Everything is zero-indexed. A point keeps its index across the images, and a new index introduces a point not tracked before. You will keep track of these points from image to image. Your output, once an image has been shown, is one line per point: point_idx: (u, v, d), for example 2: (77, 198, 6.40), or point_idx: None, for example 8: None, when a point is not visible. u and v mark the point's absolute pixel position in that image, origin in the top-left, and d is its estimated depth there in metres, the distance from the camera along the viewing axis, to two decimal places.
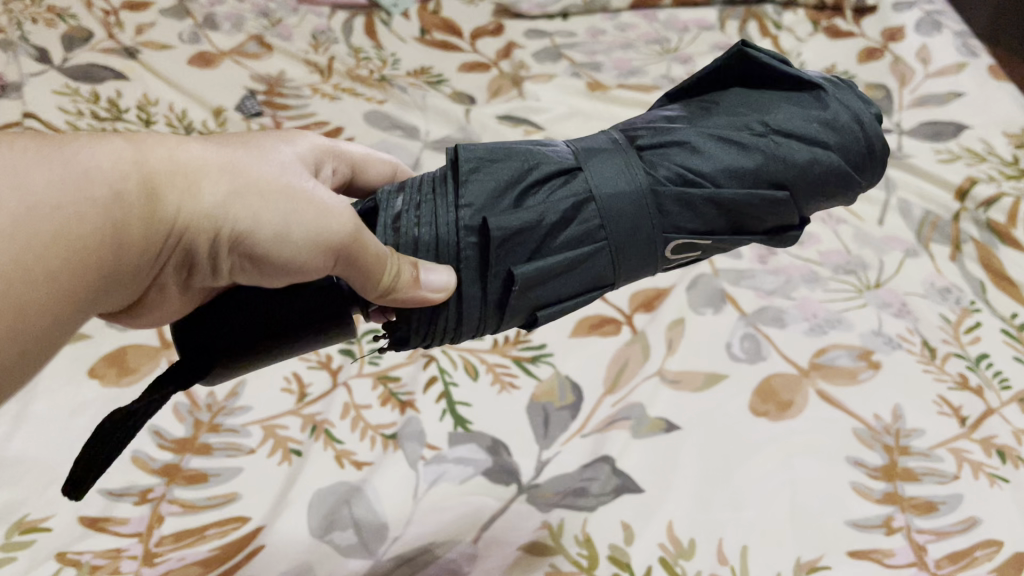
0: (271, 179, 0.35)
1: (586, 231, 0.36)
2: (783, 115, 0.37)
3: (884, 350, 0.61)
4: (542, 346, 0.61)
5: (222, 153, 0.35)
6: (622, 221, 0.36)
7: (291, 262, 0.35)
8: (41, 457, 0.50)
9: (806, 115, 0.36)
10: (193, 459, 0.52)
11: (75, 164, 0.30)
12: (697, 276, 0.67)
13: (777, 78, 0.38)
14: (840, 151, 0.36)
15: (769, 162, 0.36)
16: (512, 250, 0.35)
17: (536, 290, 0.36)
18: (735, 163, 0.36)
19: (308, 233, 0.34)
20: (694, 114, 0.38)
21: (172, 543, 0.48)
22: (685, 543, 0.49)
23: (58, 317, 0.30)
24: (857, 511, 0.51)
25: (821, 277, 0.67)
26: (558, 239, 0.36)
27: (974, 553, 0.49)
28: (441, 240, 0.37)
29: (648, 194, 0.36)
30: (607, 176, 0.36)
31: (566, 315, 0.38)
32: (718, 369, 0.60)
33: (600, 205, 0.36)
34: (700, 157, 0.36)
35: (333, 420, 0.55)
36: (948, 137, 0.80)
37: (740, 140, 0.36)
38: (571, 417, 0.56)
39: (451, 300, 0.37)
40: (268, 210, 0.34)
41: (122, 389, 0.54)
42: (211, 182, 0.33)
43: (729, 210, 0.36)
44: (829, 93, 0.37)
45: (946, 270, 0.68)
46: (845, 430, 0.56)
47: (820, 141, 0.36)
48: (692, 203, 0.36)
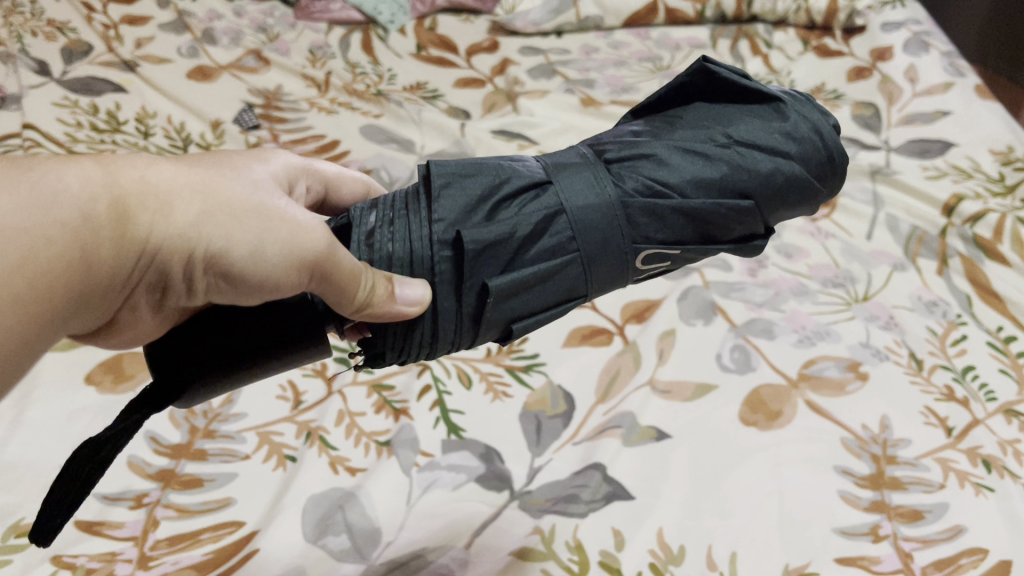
0: (244, 200, 0.36)
1: (559, 243, 0.37)
2: (745, 127, 0.38)
3: (872, 362, 0.62)
4: (534, 355, 0.62)
5: (194, 173, 0.35)
6: (592, 233, 0.37)
7: (267, 279, 0.35)
8: (37, 461, 0.51)
9: (768, 127, 0.38)
10: (187, 464, 0.52)
11: (43, 188, 0.31)
12: (689, 288, 0.68)
13: (738, 91, 0.39)
14: (800, 161, 0.38)
15: (735, 172, 0.37)
16: (486, 263, 0.36)
17: (511, 303, 0.37)
18: (702, 173, 0.37)
19: (281, 251, 0.35)
20: (658, 129, 0.40)
21: (166, 547, 0.48)
22: (675, 550, 0.50)
23: (24, 338, 0.31)
24: (844, 519, 0.52)
25: (810, 291, 0.68)
26: (530, 252, 0.37)
27: (959, 561, 0.50)
28: (416, 254, 0.37)
29: (620, 207, 0.37)
30: (577, 189, 0.37)
31: (541, 327, 0.39)
32: (708, 379, 0.61)
33: (571, 216, 0.37)
34: (667, 170, 0.37)
35: (328, 427, 0.55)
36: (936, 154, 0.81)
37: (706, 152, 0.38)
38: (563, 425, 0.57)
39: (427, 314, 0.37)
40: (241, 230, 0.35)
41: (119, 396, 0.55)
42: (184, 203, 0.34)
43: (698, 220, 0.38)
44: (788, 105, 0.39)
45: (934, 284, 0.69)
46: (834, 440, 0.57)
47: (782, 150, 0.38)
48: (661, 214, 0.37)
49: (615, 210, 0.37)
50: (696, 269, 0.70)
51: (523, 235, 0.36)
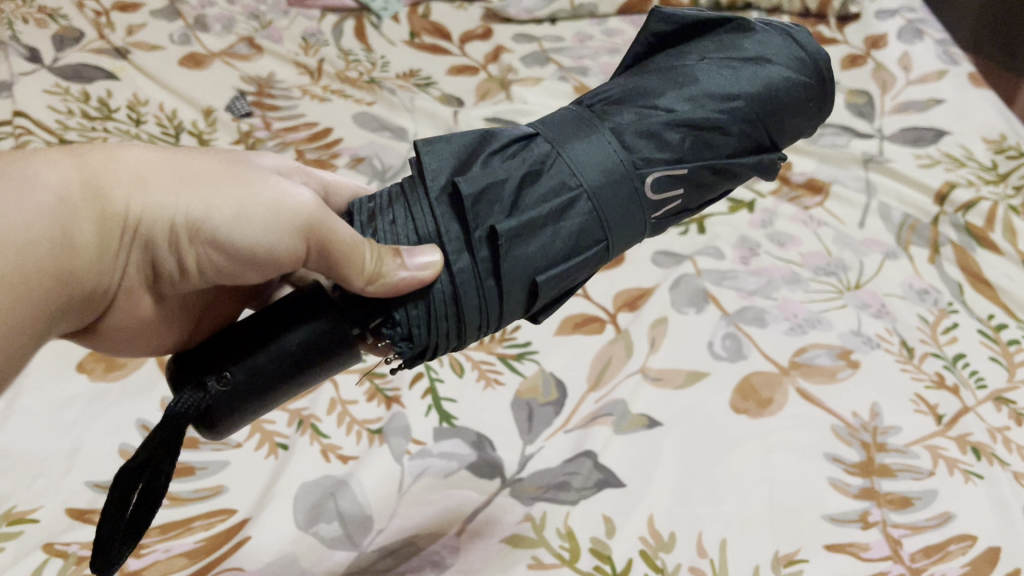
0: (219, 171, 0.37)
1: (559, 180, 0.36)
2: (717, 48, 0.39)
3: (863, 350, 0.62)
4: (527, 343, 0.62)
5: (166, 151, 0.37)
6: (591, 165, 0.37)
7: (258, 242, 0.36)
8: (29, 449, 0.51)
9: (740, 41, 0.40)
10: (179, 453, 0.52)
11: (18, 175, 0.32)
12: (681, 276, 0.68)
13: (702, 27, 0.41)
14: (779, 62, 0.39)
15: (717, 80, 0.38)
16: (490, 207, 0.36)
17: (523, 246, 0.36)
18: (683, 90, 0.38)
19: (266, 212, 0.36)
20: (633, 73, 0.41)
21: (158, 535, 0.48)
22: (665, 537, 0.50)
23: (15, 322, 0.32)
24: (834, 506, 0.52)
25: (802, 279, 0.68)
26: (532, 192, 0.36)
27: (948, 547, 0.51)
28: (420, 222, 0.37)
29: (611, 137, 0.37)
30: (565, 131, 0.38)
31: (566, 281, 0.37)
32: (699, 368, 0.61)
33: (563, 153, 0.37)
34: (650, 98, 0.38)
35: (319, 415, 0.55)
36: (929, 142, 0.81)
37: (684, 71, 0.39)
38: (555, 412, 0.57)
39: (441, 277, 0.36)
40: (220, 193, 0.36)
41: (111, 384, 0.55)
42: (157, 177, 0.35)
43: (698, 134, 0.38)
44: (753, 22, 0.41)
45: (925, 272, 0.69)
46: (824, 427, 0.57)
47: (760, 54, 0.39)
48: (656, 133, 0.37)
49: (606, 136, 0.37)
50: (689, 257, 0.70)
51: (519, 174, 0.36)
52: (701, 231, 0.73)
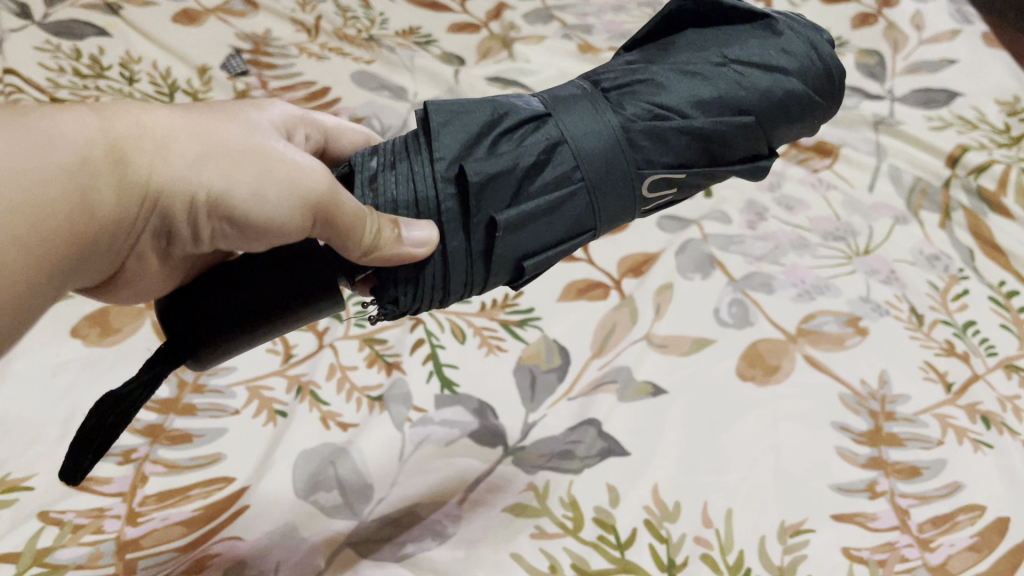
0: (240, 143, 0.35)
1: (563, 173, 0.35)
2: (740, 47, 0.37)
3: (872, 317, 0.61)
4: (529, 310, 0.61)
5: (188, 119, 0.35)
6: (597, 160, 0.36)
7: (270, 222, 0.35)
8: (24, 416, 0.50)
9: (763, 44, 0.38)
10: (176, 420, 0.51)
11: (39, 132, 0.30)
12: (687, 241, 0.67)
13: (729, 15, 0.39)
14: (798, 76, 0.38)
15: (733, 89, 0.37)
16: (492, 196, 0.35)
17: (519, 237, 0.35)
18: (699, 93, 0.36)
19: (283, 192, 0.35)
20: (652, 57, 0.39)
21: (155, 503, 0.47)
22: (670, 506, 0.50)
23: (29, 287, 0.30)
24: (841, 476, 0.52)
25: (810, 244, 0.67)
26: (536, 183, 0.35)
27: (956, 518, 0.50)
28: (424, 196, 0.36)
29: (621, 133, 0.36)
30: (578, 118, 0.36)
31: (552, 265, 0.37)
32: (705, 334, 0.60)
33: (572, 145, 0.36)
34: (667, 93, 0.36)
35: (319, 381, 0.54)
36: (940, 104, 0.79)
37: (702, 71, 0.37)
38: (558, 380, 0.57)
39: (435, 255, 0.36)
40: (241, 169, 0.34)
41: (106, 349, 0.54)
42: (180, 146, 0.33)
43: (704, 141, 0.37)
44: (779, 22, 0.38)
45: (936, 237, 0.68)
46: (831, 395, 0.56)
47: (780, 67, 0.37)
48: (664, 137, 0.36)
49: (616, 133, 0.36)
50: (695, 221, 0.69)
51: (526, 163, 0.35)
52: (707, 193, 0.72)
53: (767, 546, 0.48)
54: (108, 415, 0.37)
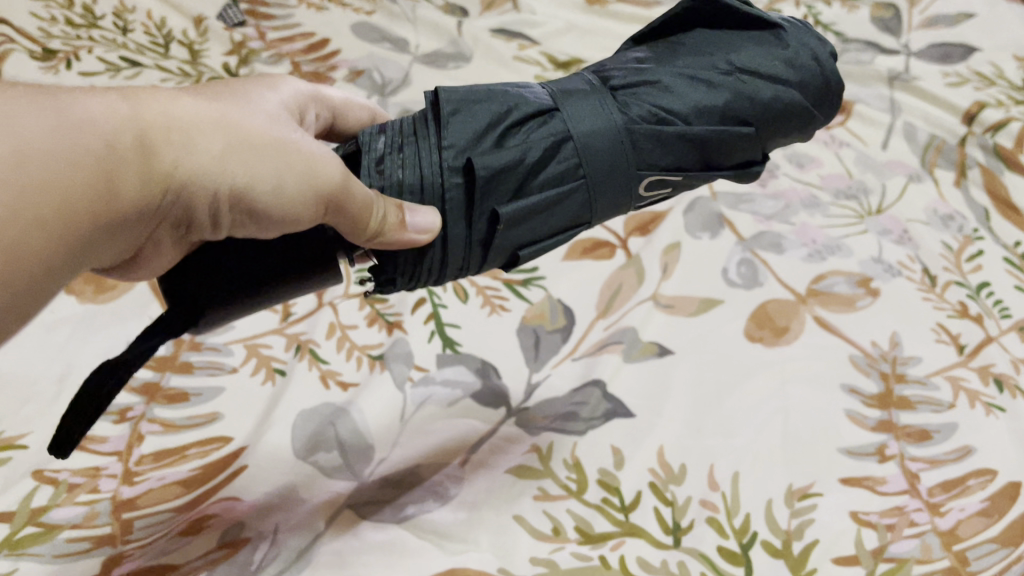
0: (263, 134, 0.34)
1: (565, 171, 0.36)
2: (747, 54, 0.37)
3: (884, 278, 0.60)
4: (533, 269, 0.60)
5: (213, 108, 0.33)
6: (599, 160, 0.36)
7: (286, 212, 0.34)
8: (17, 372, 0.49)
9: (770, 54, 0.37)
10: (173, 378, 0.50)
11: (67, 114, 0.29)
12: (695, 199, 0.65)
13: (738, 17, 0.38)
14: (800, 88, 0.37)
15: (738, 99, 0.36)
16: (495, 188, 0.35)
17: (517, 231, 0.36)
18: (705, 99, 0.36)
19: (301, 182, 0.33)
20: (661, 55, 0.38)
21: (152, 462, 0.46)
22: (676, 469, 0.49)
23: (47, 269, 0.29)
24: (850, 439, 0.51)
25: (821, 203, 0.66)
26: (539, 179, 0.35)
27: (967, 482, 0.49)
28: (430, 182, 0.36)
29: (624, 133, 0.36)
30: (584, 115, 0.36)
31: (545, 255, 0.38)
32: (713, 295, 0.59)
33: (576, 140, 0.36)
34: (672, 97, 0.36)
35: (318, 340, 0.53)
36: (957, 60, 0.77)
37: (708, 76, 0.36)
38: (563, 340, 0.55)
39: (436, 242, 0.36)
40: (264, 161, 0.33)
41: (100, 306, 0.53)
42: (206, 137, 0.32)
43: (703, 146, 0.36)
44: (788, 33, 0.38)
45: (950, 196, 0.66)
46: (841, 357, 0.55)
47: (786, 82, 0.37)
48: (665, 141, 0.36)
49: (621, 134, 0.36)
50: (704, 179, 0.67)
51: (530, 159, 0.35)
52: None
53: (774, 510, 0.47)
54: (107, 382, 0.36)
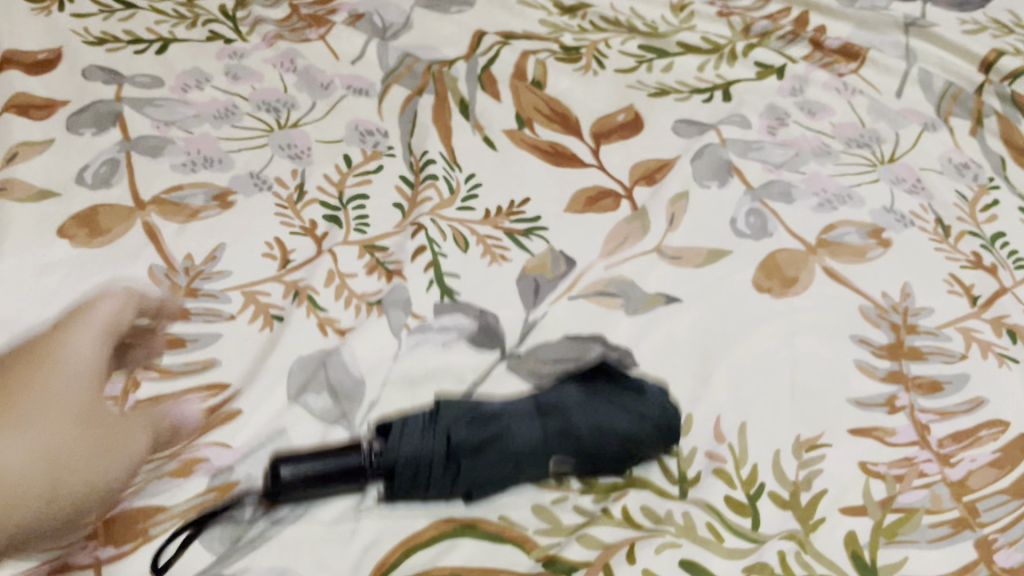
0: (68, 396, 0.38)
1: (506, 451, 0.42)
2: (633, 401, 0.45)
3: (896, 228, 0.59)
4: (536, 219, 0.59)
5: (21, 375, 0.38)
6: (534, 454, 0.43)
7: (114, 458, 0.39)
8: (9, 316, 0.48)
9: (643, 402, 0.45)
10: (169, 324, 0.49)
11: None
12: (704, 147, 0.64)
13: (621, 391, 0.46)
14: (665, 405, 0.46)
15: (636, 417, 0.45)
16: (460, 482, 0.42)
17: (474, 488, 0.42)
18: (607, 422, 0.44)
19: (104, 438, 0.39)
20: (565, 401, 0.45)
21: (147, 408, 0.45)
22: (681, 420, 0.48)
23: None
24: (860, 389, 0.50)
25: (833, 151, 0.64)
26: (488, 460, 0.42)
27: (978, 433, 0.48)
28: (416, 457, 0.41)
29: (544, 430, 0.43)
30: (517, 432, 0.43)
31: (488, 501, 0.43)
32: (720, 245, 0.57)
33: (511, 441, 0.43)
34: (574, 421, 0.44)
35: (317, 286, 0.52)
36: (975, 7, 0.74)
37: (618, 403, 0.45)
38: (561, 279, 0.55)
39: (427, 493, 0.42)
40: (77, 438, 0.38)
41: (94, 250, 0.52)
42: (27, 439, 0.36)
43: (623, 442, 0.44)
44: (647, 387, 0.47)
45: (966, 145, 0.65)
46: (851, 308, 0.54)
47: (664, 408, 0.46)
48: (573, 433, 0.43)
49: (551, 446, 0.43)
50: (712, 127, 0.66)
51: (483, 447, 0.42)
52: (725, 98, 0.68)
53: (781, 461, 0.46)
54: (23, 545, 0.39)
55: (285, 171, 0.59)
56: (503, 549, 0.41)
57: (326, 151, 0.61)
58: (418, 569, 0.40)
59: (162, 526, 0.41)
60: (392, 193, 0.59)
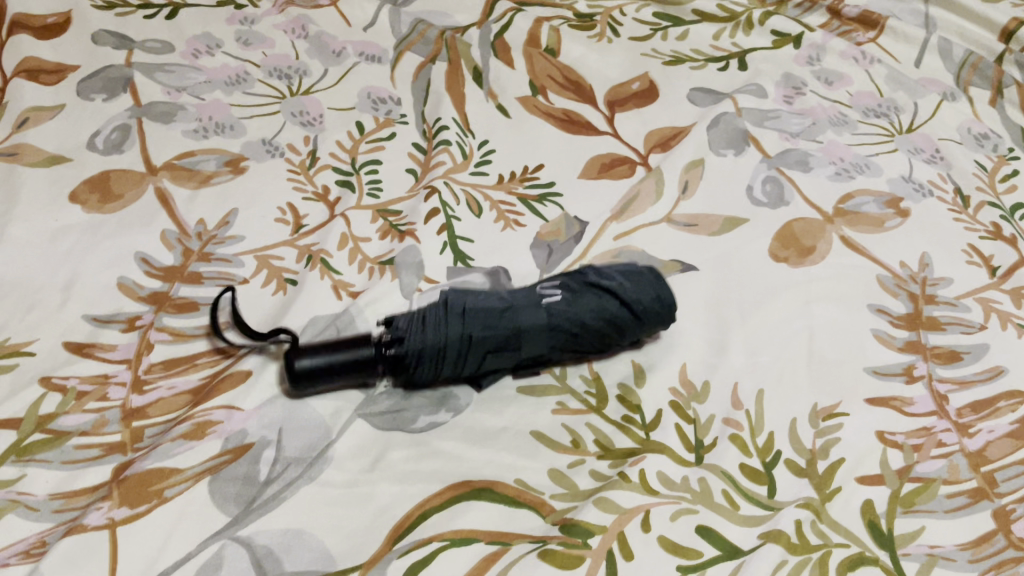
0: None
1: (507, 321, 0.45)
2: (612, 268, 0.48)
3: (914, 198, 0.58)
4: (550, 185, 0.58)
5: None
6: (529, 308, 0.45)
7: None
8: (22, 281, 0.47)
9: (621, 268, 0.48)
10: (182, 288, 0.49)
11: None
12: (720, 115, 0.63)
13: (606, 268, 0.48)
14: (647, 270, 0.48)
15: (611, 273, 0.47)
16: (477, 357, 0.44)
17: (475, 311, 0.44)
18: (587, 292, 0.46)
19: None
20: (554, 285, 0.47)
21: (162, 371, 0.45)
22: (698, 387, 0.47)
23: None
24: (877, 359, 0.49)
25: (850, 120, 0.64)
26: (482, 307, 0.45)
27: (997, 404, 0.48)
28: (434, 344, 0.44)
29: (533, 293, 0.46)
30: (511, 304, 0.45)
31: (507, 346, 0.45)
32: (737, 213, 0.57)
33: (514, 322, 0.45)
34: (558, 291, 0.46)
35: (330, 251, 0.52)
36: None
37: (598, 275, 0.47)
38: (576, 242, 0.55)
39: (432, 333, 0.44)
40: None
41: (106, 215, 0.52)
42: None
43: (593, 282, 0.46)
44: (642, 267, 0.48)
45: (986, 115, 0.65)
46: (869, 277, 0.53)
47: (655, 294, 0.46)
48: (559, 296, 0.46)
49: (549, 331, 0.45)
50: (728, 95, 0.65)
51: (490, 337, 0.44)
52: (742, 67, 0.68)
53: (798, 429, 0.46)
54: None
55: (297, 137, 0.58)
56: (520, 513, 0.41)
57: (339, 117, 0.60)
58: (436, 530, 0.40)
59: (177, 490, 0.40)
60: (405, 159, 0.58)
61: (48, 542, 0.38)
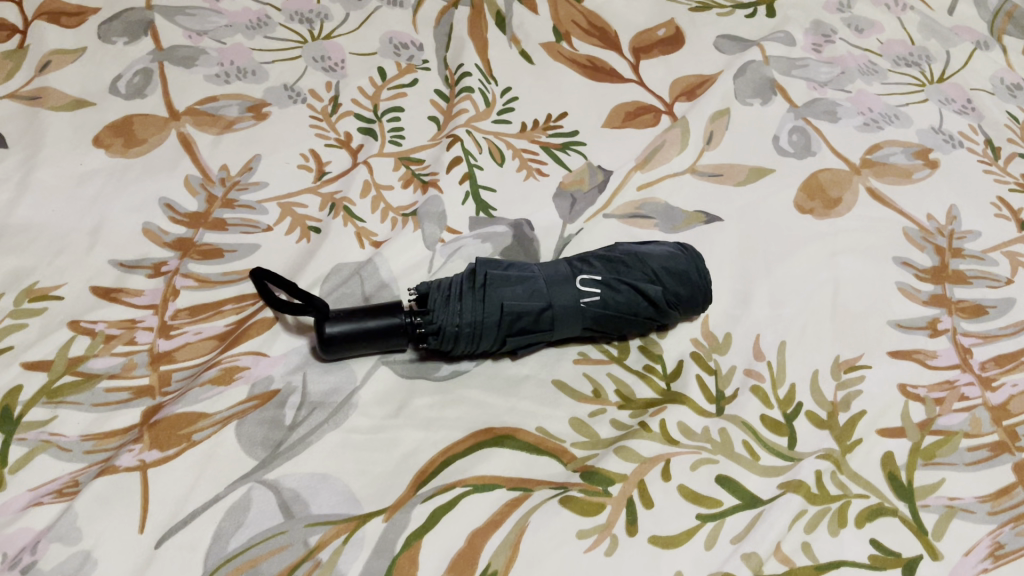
0: None
1: (543, 311, 0.43)
2: (657, 259, 0.45)
3: (944, 149, 0.58)
4: (573, 134, 0.58)
5: None
6: (566, 298, 0.44)
7: None
8: (49, 225, 0.48)
9: (661, 259, 0.45)
10: (207, 235, 0.49)
11: None
12: (747, 63, 0.61)
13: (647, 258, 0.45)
14: (684, 261, 0.46)
15: (649, 265, 0.45)
16: (511, 338, 0.44)
17: (512, 301, 0.43)
18: (624, 288, 0.44)
19: None
20: (591, 270, 0.45)
21: (188, 317, 0.46)
22: (720, 338, 0.48)
23: None
24: (902, 312, 0.49)
25: (880, 70, 0.63)
26: (520, 294, 0.43)
27: (1021, 357, 0.48)
28: (470, 324, 0.43)
29: (572, 279, 0.44)
30: (547, 291, 0.44)
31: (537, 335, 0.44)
32: (763, 164, 0.56)
33: (552, 313, 0.43)
34: (596, 278, 0.44)
35: (353, 199, 0.52)
36: None
37: (637, 268, 0.45)
38: (599, 193, 0.54)
39: (467, 317, 0.43)
40: None
41: (131, 160, 0.52)
42: None
43: (630, 277, 0.45)
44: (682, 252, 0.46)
45: (1019, 65, 0.64)
46: (896, 230, 0.53)
47: (688, 287, 0.45)
48: (597, 286, 0.44)
49: (584, 319, 0.44)
50: (756, 43, 0.64)
51: (525, 325, 0.43)
52: (770, 13, 0.66)
53: (820, 381, 0.46)
54: None
55: (319, 83, 0.58)
56: (541, 460, 0.42)
57: (361, 63, 0.60)
58: (458, 476, 0.40)
59: (206, 434, 0.40)
60: (427, 106, 0.58)
61: (81, 482, 0.38)
